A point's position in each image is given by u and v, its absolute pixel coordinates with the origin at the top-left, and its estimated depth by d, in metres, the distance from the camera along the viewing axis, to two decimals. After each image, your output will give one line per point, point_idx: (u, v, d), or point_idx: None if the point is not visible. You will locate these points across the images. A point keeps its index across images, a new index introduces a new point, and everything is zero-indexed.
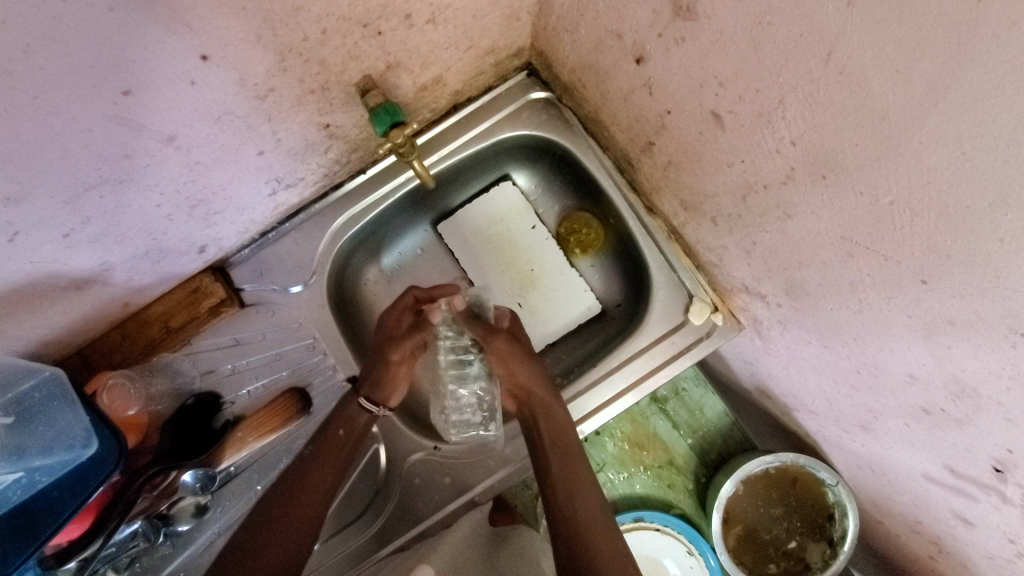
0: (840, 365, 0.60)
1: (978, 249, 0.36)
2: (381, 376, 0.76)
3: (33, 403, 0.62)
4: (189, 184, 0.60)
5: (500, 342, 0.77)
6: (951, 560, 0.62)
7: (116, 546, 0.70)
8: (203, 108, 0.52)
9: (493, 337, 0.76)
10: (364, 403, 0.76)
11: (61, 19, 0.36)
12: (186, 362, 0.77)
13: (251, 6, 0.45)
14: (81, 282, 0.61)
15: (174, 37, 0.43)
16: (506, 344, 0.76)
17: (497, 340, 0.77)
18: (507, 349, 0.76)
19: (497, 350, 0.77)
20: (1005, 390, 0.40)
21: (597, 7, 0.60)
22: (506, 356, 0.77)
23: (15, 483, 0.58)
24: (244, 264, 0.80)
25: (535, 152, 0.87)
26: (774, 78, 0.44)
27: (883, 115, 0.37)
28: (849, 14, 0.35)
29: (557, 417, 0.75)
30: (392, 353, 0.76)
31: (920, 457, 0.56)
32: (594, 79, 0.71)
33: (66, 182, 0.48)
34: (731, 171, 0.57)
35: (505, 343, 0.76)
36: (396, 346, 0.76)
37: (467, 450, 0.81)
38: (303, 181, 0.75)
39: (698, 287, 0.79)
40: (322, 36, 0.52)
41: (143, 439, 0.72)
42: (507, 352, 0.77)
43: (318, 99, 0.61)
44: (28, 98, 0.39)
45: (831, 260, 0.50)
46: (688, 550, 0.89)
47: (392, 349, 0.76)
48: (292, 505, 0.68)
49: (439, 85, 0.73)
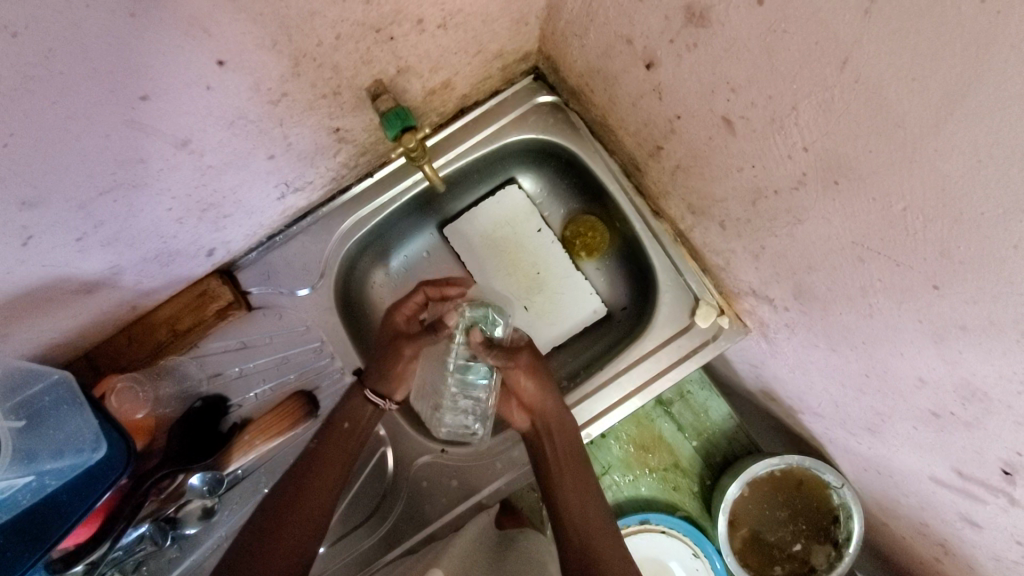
0: (848, 369, 0.60)
1: (991, 255, 0.36)
2: (388, 367, 0.77)
3: (42, 407, 0.61)
4: (200, 188, 0.60)
5: (524, 358, 0.78)
6: (958, 562, 0.63)
7: (124, 550, 0.70)
8: (216, 113, 0.52)
9: (518, 354, 0.78)
10: (368, 395, 0.76)
11: (82, 26, 0.36)
12: (193, 365, 0.77)
13: (268, 11, 0.45)
14: (91, 286, 0.61)
15: (191, 43, 0.44)
16: (529, 358, 0.79)
17: (521, 356, 0.79)
18: (531, 363, 0.78)
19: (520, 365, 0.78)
20: (1016, 394, 0.40)
21: (608, 12, 0.60)
22: (525, 370, 0.78)
23: (25, 487, 0.58)
24: (252, 267, 0.80)
25: (540, 155, 0.87)
26: (788, 84, 0.44)
27: (898, 122, 0.37)
28: (866, 23, 0.35)
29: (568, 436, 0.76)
30: (405, 347, 0.77)
31: (928, 459, 0.56)
32: (602, 83, 0.71)
33: (80, 186, 0.48)
34: (741, 175, 0.57)
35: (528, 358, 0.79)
36: (409, 340, 0.77)
37: (472, 454, 0.81)
38: (311, 184, 0.75)
39: (705, 290, 0.79)
40: (335, 41, 0.53)
41: (151, 440, 0.72)
42: (529, 367, 0.79)
43: (329, 103, 0.61)
44: (46, 104, 0.39)
45: (841, 265, 0.51)
46: (693, 552, 0.90)
47: (403, 344, 0.77)
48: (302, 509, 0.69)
49: (447, 90, 0.73)
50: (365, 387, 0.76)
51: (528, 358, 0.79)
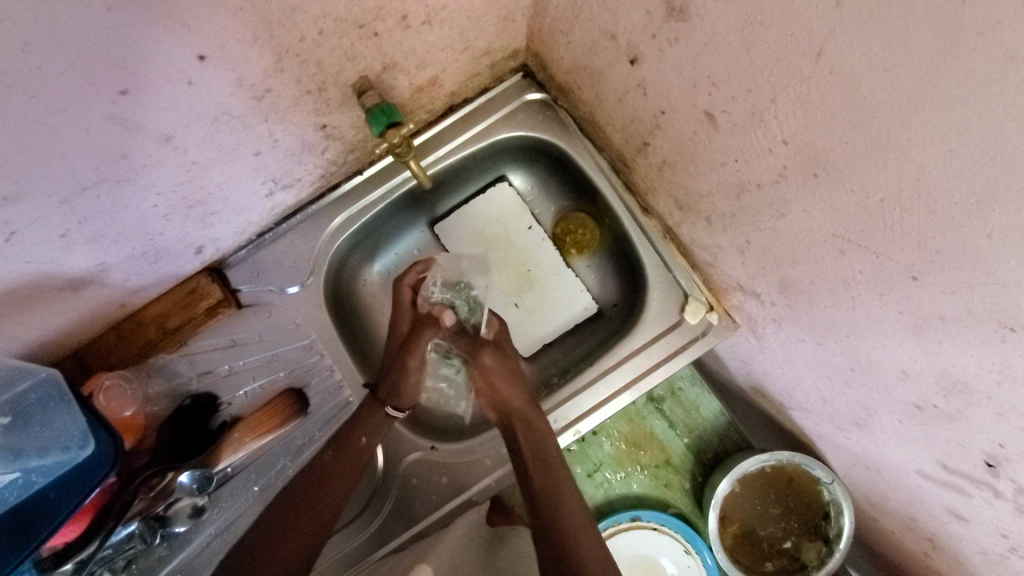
0: (833, 363, 0.60)
1: (965, 244, 0.36)
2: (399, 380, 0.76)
3: (29, 405, 0.62)
4: (186, 184, 0.60)
5: (486, 356, 0.76)
6: (945, 556, 0.63)
7: (113, 548, 0.69)
8: (200, 108, 0.52)
9: (480, 351, 0.76)
10: (390, 411, 0.76)
11: (60, 19, 0.37)
12: (182, 363, 0.77)
13: (248, 6, 0.46)
14: (78, 282, 0.61)
15: (172, 37, 0.44)
16: (492, 360, 0.76)
17: (484, 354, 0.76)
18: (493, 364, 0.76)
19: (481, 365, 0.76)
20: (995, 384, 0.40)
21: (592, 8, 0.60)
22: (489, 370, 0.76)
23: (11, 484, 0.59)
24: (242, 265, 0.80)
25: (530, 152, 0.87)
26: (766, 78, 0.45)
27: (872, 113, 0.37)
28: (838, 14, 0.36)
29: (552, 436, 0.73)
30: (409, 360, 0.75)
31: (914, 453, 0.56)
32: (589, 80, 0.71)
33: (62, 182, 0.48)
34: (725, 170, 0.57)
35: (490, 358, 0.76)
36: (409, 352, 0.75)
37: (456, 429, 0.86)
38: (300, 182, 0.75)
39: (694, 287, 0.80)
40: (319, 36, 0.53)
41: (140, 439, 0.72)
42: (492, 368, 0.76)
43: (315, 100, 0.62)
44: (25, 98, 0.39)
45: (823, 258, 0.51)
46: (684, 549, 0.90)
47: (409, 354, 0.75)
48: (305, 501, 0.68)
49: (435, 87, 0.74)
50: (384, 404, 0.76)
51: (490, 359, 0.76)
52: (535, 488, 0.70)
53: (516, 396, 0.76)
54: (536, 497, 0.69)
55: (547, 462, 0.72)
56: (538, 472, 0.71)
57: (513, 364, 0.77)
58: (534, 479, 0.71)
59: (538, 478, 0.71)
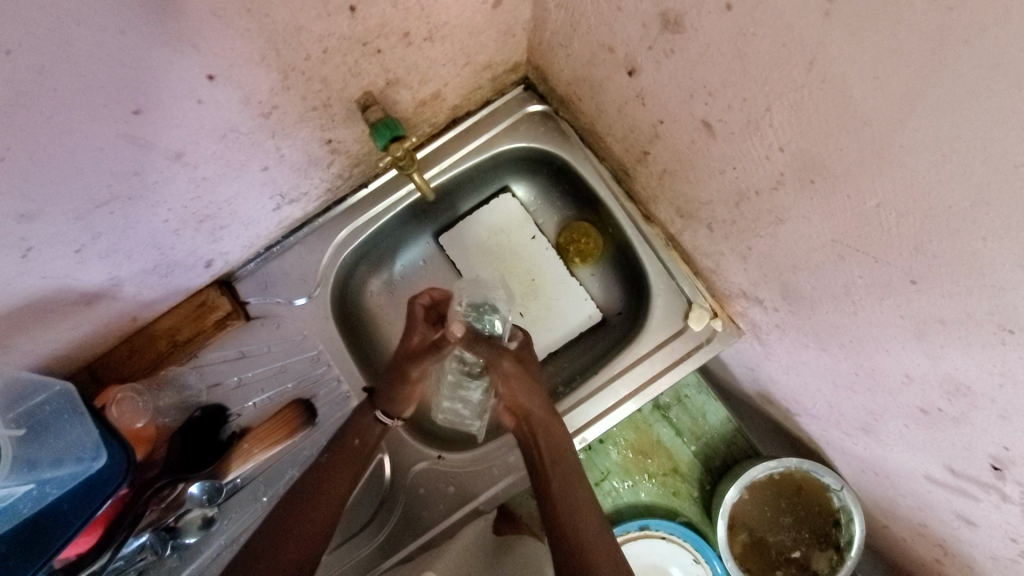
0: (838, 368, 0.60)
1: (960, 248, 0.37)
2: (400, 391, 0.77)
3: (44, 417, 0.62)
4: (196, 200, 0.61)
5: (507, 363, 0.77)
6: (958, 562, 0.62)
7: (124, 559, 0.69)
8: (209, 126, 0.53)
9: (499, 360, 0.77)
10: (379, 415, 0.78)
11: (73, 44, 0.38)
12: (193, 375, 0.78)
13: (255, 27, 0.47)
14: (91, 297, 0.62)
15: (182, 58, 0.45)
16: (511, 366, 0.77)
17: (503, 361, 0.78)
18: (513, 371, 0.77)
19: (502, 371, 0.78)
20: (997, 387, 0.41)
21: (589, 22, 0.61)
22: (510, 378, 0.77)
23: (26, 496, 0.60)
24: (250, 277, 0.82)
25: (533, 163, 0.88)
26: (760, 87, 0.45)
27: (864, 119, 0.38)
28: (827, 24, 0.36)
29: (555, 445, 0.74)
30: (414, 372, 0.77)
31: (921, 458, 0.56)
32: (589, 92, 0.72)
33: (76, 199, 0.49)
34: (724, 178, 0.58)
35: (511, 365, 0.77)
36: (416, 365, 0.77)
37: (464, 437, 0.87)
38: (306, 196, 0.77)
39: (697, 293, 0.80)
40: (324, 54, 0.54)
41: (152, 451, 0.73)
42: (512, 372, 0.77)
43: (320, 115, 0.63)
44: (41, 118, 0.41)
45: (823, 263, 0.51)
46: (694, 558, 0.89)
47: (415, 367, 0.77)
48: None
49: (438, 101, 0.75)
50: (377, 406, 0.78)
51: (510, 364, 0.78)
52: (550, 496, 0.71)
53: (537, 403, 0.76)
54: (550, 498, 0.71)
55: (563, 474, 0.72)
56: (555, 479, 0.72)
57: (534, 372, 0.78)
58: (547, 484, 0.72)
59: (554, 481, 0.72)
